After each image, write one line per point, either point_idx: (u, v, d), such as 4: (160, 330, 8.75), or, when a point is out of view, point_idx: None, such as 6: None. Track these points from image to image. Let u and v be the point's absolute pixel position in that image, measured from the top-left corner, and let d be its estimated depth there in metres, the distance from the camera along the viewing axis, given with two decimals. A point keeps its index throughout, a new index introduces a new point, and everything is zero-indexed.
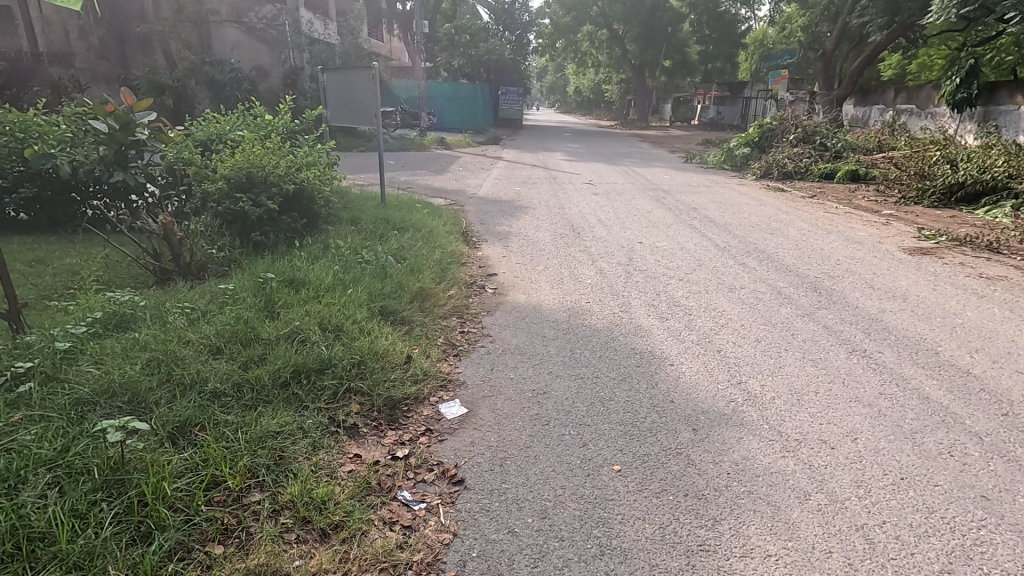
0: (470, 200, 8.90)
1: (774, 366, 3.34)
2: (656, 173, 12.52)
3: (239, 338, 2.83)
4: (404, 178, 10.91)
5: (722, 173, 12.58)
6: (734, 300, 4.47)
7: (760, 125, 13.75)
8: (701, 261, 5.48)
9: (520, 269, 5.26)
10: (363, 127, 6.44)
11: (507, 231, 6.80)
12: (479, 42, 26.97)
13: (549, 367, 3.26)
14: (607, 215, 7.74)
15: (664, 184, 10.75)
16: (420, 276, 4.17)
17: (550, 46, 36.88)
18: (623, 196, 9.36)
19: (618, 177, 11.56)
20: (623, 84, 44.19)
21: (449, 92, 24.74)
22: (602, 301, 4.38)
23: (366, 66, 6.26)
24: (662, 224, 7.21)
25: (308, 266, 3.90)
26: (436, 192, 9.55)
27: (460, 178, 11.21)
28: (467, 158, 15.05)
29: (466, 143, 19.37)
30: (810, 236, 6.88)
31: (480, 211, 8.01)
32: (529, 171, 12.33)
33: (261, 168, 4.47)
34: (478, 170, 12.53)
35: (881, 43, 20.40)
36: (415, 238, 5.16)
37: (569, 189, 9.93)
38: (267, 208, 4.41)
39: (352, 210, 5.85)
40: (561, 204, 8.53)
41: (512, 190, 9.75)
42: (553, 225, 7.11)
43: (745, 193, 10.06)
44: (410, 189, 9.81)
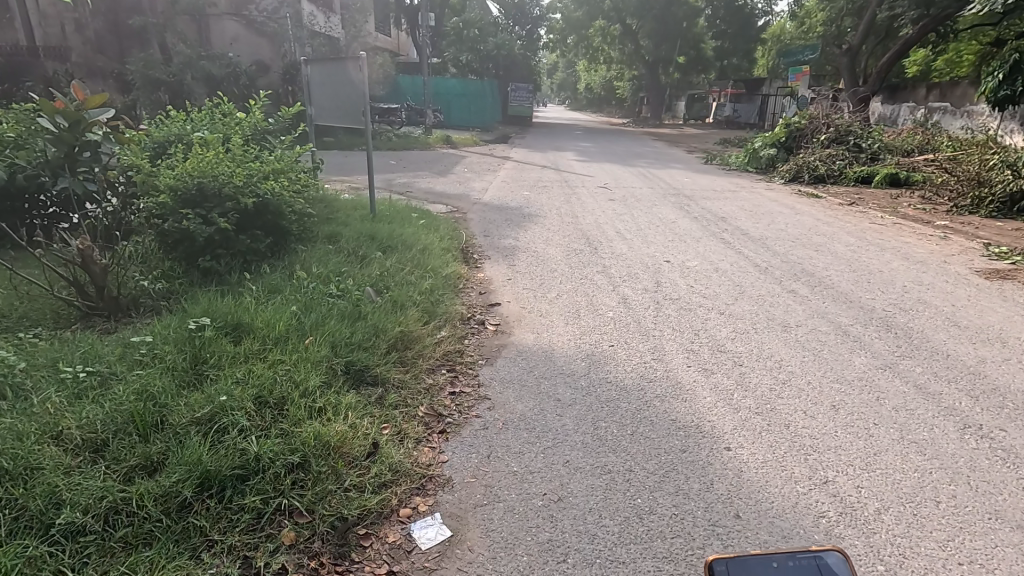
0: (474, 207, 8.06)
1: (867, 453, 2.50)
2: (675, 175, 11.67)
3: (134, 427, 2.05)
4: (404, 181, 10.12)
5: (747, 176, 11.69)
6: (792, 342, 3.63)
7: (788, 124, 12.80)
8: (742, 287, 4.65)
9: (527, 295, 4.45)
10: (350, 126, 5.64)
11: (515, 245, 5.98)
12: (488, 36, 26.14)
13: (565, 456, 2.43)
14: (626, 225, 6.91)
15: (687, 188, 9.89)
16: (403, 315, 3.36)
17: (561, 41, 35.92)
18: (642, 202, 8.51)
19: (636, 180, 10.71)
20: (636, 81, 43.11)
21: (456, 88, 23.91)
22: (629, 345, 3.54)
23: (352, 56, 5.42)
24: (689, 237, 6.37)
25: (261, 304, 3.11)
26: (437, 197, 8.72)
27: (465, 181, 10.41)
28: (474, 158, 14.26)
29: (473, 141, 18.56)
30: (861, 252, 6.00)
31: (485, 220, 7.17)
32: (539, 173, 11.50)
33: (214, 178, 3.68)
34: (484, 172, 11.72)
35: (912, 38, 19.32)
36: (404, 260, 4.35)
37: (583, 193, 9.10)
38: (219, 227, 3.61)
39: (335, 224, 5.05)
40: (575, 212, 7.70)
41: (520, 195, 8.93)
42: (567, 238, 6.28)
43: (777, 199, 9.16)
44: (410, 193, 9.00)
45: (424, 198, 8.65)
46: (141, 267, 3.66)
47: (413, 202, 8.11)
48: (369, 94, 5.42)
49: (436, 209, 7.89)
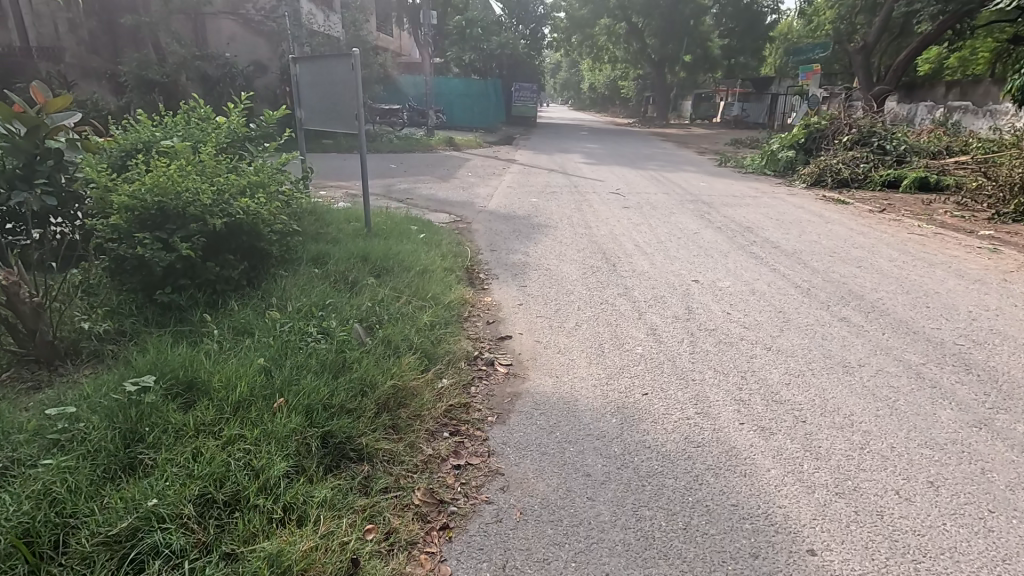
0: (478, 217, 7.50)
1: (991, 560, 1.93)
2: (689, 179, 11.09)
3: (22, 557, 1.52)
4: (404, 187, 9.58)
5: (765, 180, 11.11)
6: (859, 388, 3.05)
7: (807, 125, 12.20)
8: (785, 314, 4.09)
9: (541, 325, 3.88)
10: (342, 131, 5.09)
11: (524, 261, 5.41)
12: (491, 35, 25.60)
13: (603, 567, 1.87)
14: (645, 236, 6.36)
15: (704, 194, 9.33)
16: (398, 361, 2.80)
17: (565, 40, 35.39)
18: (658, 210, 7.94)
19: (649, 184, 10.15)
20: (641, 80, 42.48)
21: (459, 88, 23.36)
22: (666, 395, 2.98)
23: (345, 53, 4.86)
24: (715, 251, 5.81)
25: (225, 353, 2.56)
26: (439, 206, 8.16)
27: (469, 186, 9.87)
28: (478, 161, 13.73)
29: (476, 143, 18.01)
30: (908, 267, 5.42)
31: (491, 232, 6.60)
32: (547, 177, 10.95)
33: (177, 197, 3.13)
34: (489, 176, 11.18)
35: (930, 34, 18.65)
36: (401, 287, 3.80)
37: (595, 200, 8.54)
38: (182, 254, 3.05)
39: (324, 242, 4.50)
40: (588, 221, 7.14)
41: (528, 203, 8.38)
42: (582, 252, 5.72)
43: (802, 205, 8.59)
44: (410, 201, 8.46)
45: (425, 206, 8.09)
46: (88, 303, 3.13)
47: (413, 211, 7.55)
48: (362, 96, 4.86)
49: (438, 218, 7.34)
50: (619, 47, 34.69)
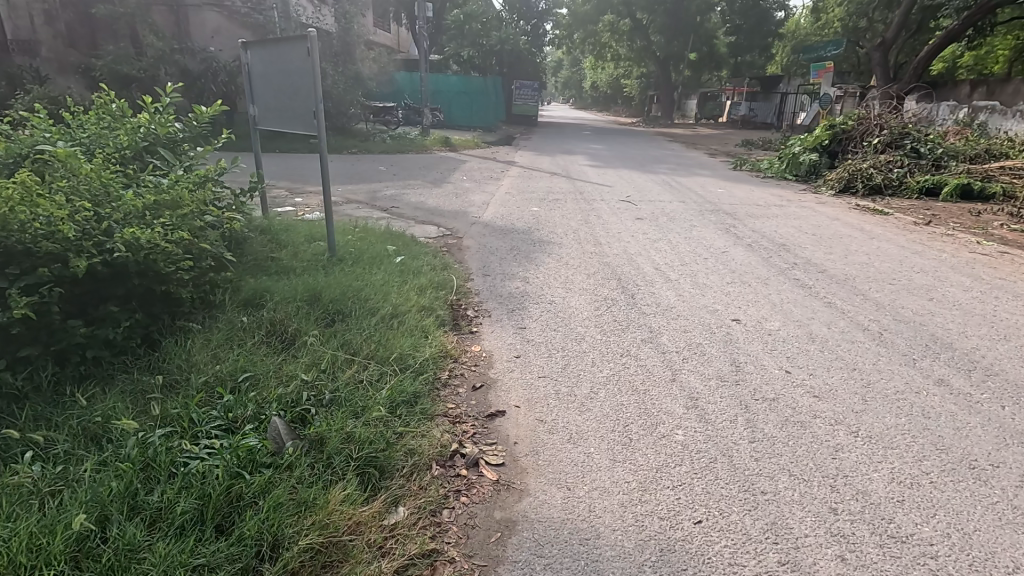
0: (470, 231, 6.51)
1: None
2: (705, 184, 10.15)
3: None
4: (392, 193, 8.65)
5: (788, 186, 10.15)
6: (1012, 516, 2.08)
7: (832, 126, 11.21)
8: (864, 373, 3.15)
9: (545, 391, 2.92)
10: (299, 133, 4.13)
11: (523, 291, 4.44)
12: (491, 31, 24.65)
13: None
14: (667, 256, 5.42)
15: (724, 202, 8.39)
16: (326, 493, 1.84)
17: (568, 37, 34.42)
18: (677, 221, 6.99)
19: (662, 191, 9.21)
20: (645, 78, 41.41)
21: (457, 85, 22.39)
22: (730, 526, 2.03)
23: (300, 35, 3.88)
24: (753, 277, 4.85)
25: (43, 495, 1.65)
26: (427, 216, 7.19)
27: (464, 192, 8.92)
28: (475, 163, 12.78)
29: (474, 143, 17.04)
30: (990, 298, 4.46)
31: (485, 251, 5.62)
32: (551, 182, 10.00)
33: (18, 231, 2.17)
34: (486, 180, 10.23)
35: (955, 29, 17.63)
36: (357, 345, 2.84)
37: (604, 210, 7.59)
38: (15, 317, 2.06)
39: (269, 274, 3.54)
40: (599, 235, 6.20)
41: (527, 213, 7.41)
42: (594, 278, 4.76)
43: (837, 216, 7.63)
44: (394, 211, 7.49)
45: (411, 217, 7.12)
46: None
47: (394, 225, 6.57)
48: (321, 89, 3.90)
49: (422, 232, 6.34)
50: (624, 44, 33.74)
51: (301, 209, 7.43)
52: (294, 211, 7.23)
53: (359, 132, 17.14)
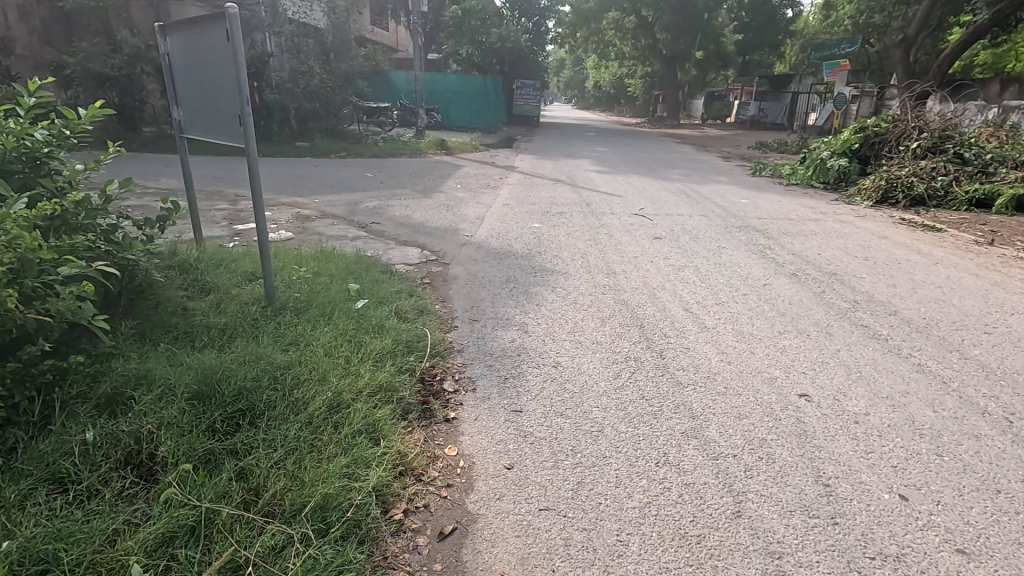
0: (457, 255, 5.51)
1: None
2: (724, 194, 9.16)
3: None
4: (374, 205, 7.68)
5: (817, 195, 9.15)
6: None
7: (863, 128, 10.20)
8: (1017, 501, 2.15)
9: (552, 544, 1.92)
10: (225, 145, 3.15)
11: (520, 346, 3.44)
12: (491, 27, 23.62)
13: None
14: (696, 291, 4.44)
15: (751, 215, 7.39)
16: None
17: (571, 36, 33.40)
18: (701, 240, 6.00)
19: (679, 202, 8.23)
20: (650, 77, 40.33)
21: (456, 84, 21.37)
22: None
23: (219, 11, 2.88)
24: (808, 322, 3.86)
25: None
26: (410, 235, 6.20)
27: (456, 204, 7.94)
28: (471, 168, 11.79)
29: (472, 145, 16.04)
30: None
31: (474, 285, 4.62)
32: (554, 191, 9.02)
33: None
34: (481, 189, 9.25)
35: (983, 24, 16.55)
36: (261, 479, 1.86)
37: (615, 226, 6.61)
38: None
39: (167, 346, 2.58)
40: (612, 261, 5.22)
41: (526, 230, 6.43)
42: (609, 326, 3.77)
43: (885, 233, 6.63)
44: (373, 228, 6.50)
45: (391, 237, 6.13)
46: None
47: (368, 248, 5.57)
48: (249, 88, 2.91)
49: (399, 257, 5.35)
50: (628, 42, 32.72)
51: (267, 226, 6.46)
52: (258, 229, 6.27)
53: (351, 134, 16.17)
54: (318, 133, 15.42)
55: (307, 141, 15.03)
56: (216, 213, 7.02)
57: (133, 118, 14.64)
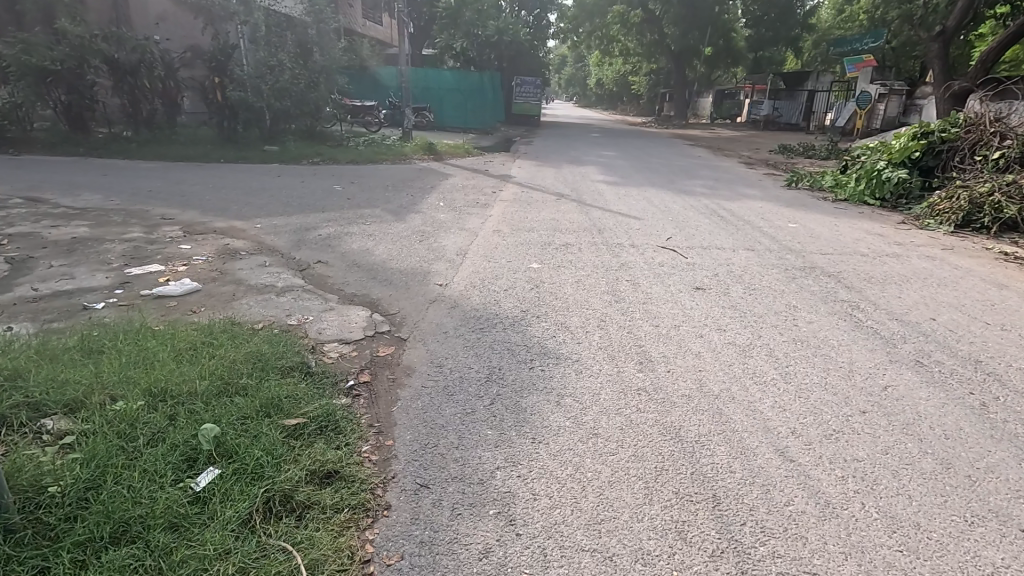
0: (421, 320, 3.88)
1: None
2: (763, 214, 7.53)
3: None
4: (329, 233, 6.06)
5: (877, 216, 7.52)
6: None
7: (925, 134, 8.54)
8: None
9: None
10: None
11: (498, 574, 1.82)
12: (488, 19, 21.85)
13: None
14: (786, 409, 2.79)
15: (811, 248, 5.75)
16: None
17: (573, 31, 31.61)
18: (761, 295, 4.37)
19: (714, 228, 6.59)
20: (656, 73, 38.58)
21: (450, 81, 19.77)
22: None
23: None
24: (1003, 491, 2.22)
25: None
26: (362, 283, 4.56)
27: (433, 231, 6.30)
28: (459, 177, 10.14)
29: (465, 149, 14.35)
30: None
31: (437, 388, 2.97)
32: (556, 211, 7.37)
33: None
34: (469, 207, 7.62)
35: None
36: None
37: (639, 269, 4.98)
38: None
39: None
40: (643, 339, 3.58)
41: (519, 276, 4.78)
42: (659, 505, 2.13)
43: (1001, 278, 4.97)
44: (317, 270, 4.86)
45: (335, 286, 4.49)
46: None
47: (294, 312, 3.94)
48: None
49: (335, 329, 3.70)
50: (634, 38, 31.01)
51: (175, 268, 4.84)
52: (158, 275, 4.62)
53: (330, 136, 14.52)
54: (292, 135, 13.77)
55: (279, 144, 13.38)
56: (118, 248, 5.39)
57: (83, 119, 12.98)
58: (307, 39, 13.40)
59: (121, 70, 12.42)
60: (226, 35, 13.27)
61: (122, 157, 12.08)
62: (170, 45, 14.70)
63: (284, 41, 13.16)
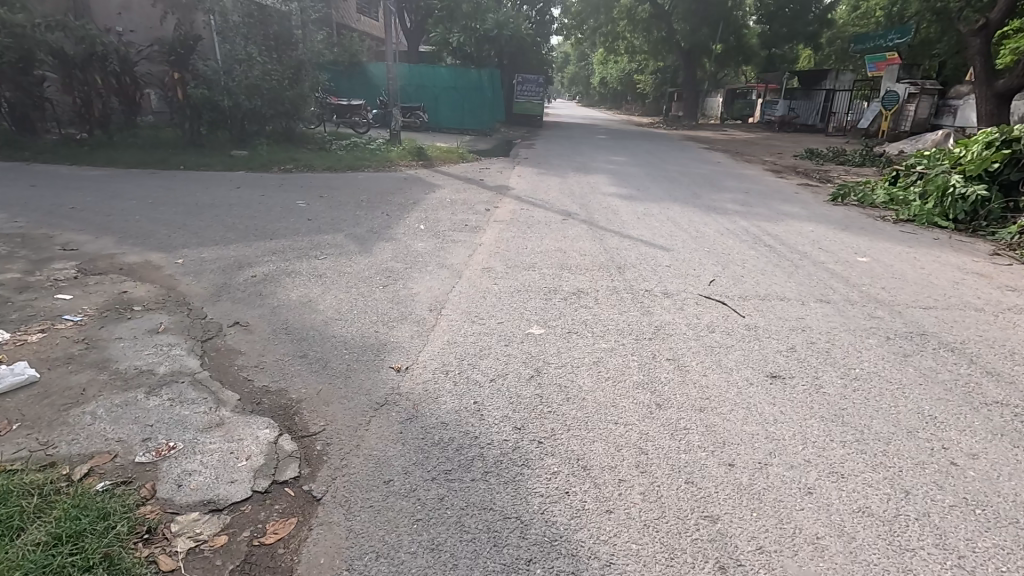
0: (352, 450, 2.44)
1: None
2: (817, 241, 6.09)
3: None
4: (265, 276, 4.63)
5: (961, 246, 6.07)
6: None
7: (1008, 142, 7.06)
8: None
9: None
10: None
11: None
12: (487, 12, 20.41)
13: None
14: None
15: (904, 299, 4.32)
16: None
17: (578, 27, 30.10)
18: (872, 395, 2.92)
19: (764, 263, 5.17)
20: (663, 71, 37.07)
21: (445, 80, 18.39)
22: None
23: None
24: None
25: None
26: (282, 369, 3.12)
27: (403, 269, 4.85)
28: (448, 189, 8.72)
29: (459, 153, 12.91)
30: None
31: None
32: (564, 239, 5.90)
33: None
34: (455, 231, 6.19)
35: None
36: None
37: (681, 338, 3.57)
38: None
39: None
40: (715, 507, 2.12)
41: (513, 353, 3.34)
42: None
43: None
44: (226, 342, 3.43)
45: (238, 375, 3.05)
46: None
47: (155, 432, 2.51)
48: None
49: (208, 474, 2.27)
50: (641, 35, 29.50)
51: (24, 337, 3.40)
52: None
53: (310, 139, 13.07)
54: (265, 138, 12.30)
55: (250, 148, 11.94)
56: None
57: (30, 119, 11.53)
58: (281, 30, 11.95)
59: (69, 64, 10.94)
60: (190, 25, 11.80)
61: (68, 162, 10.62)
62: (132, 38, 13.24)
63: (255, 32, 11.70)
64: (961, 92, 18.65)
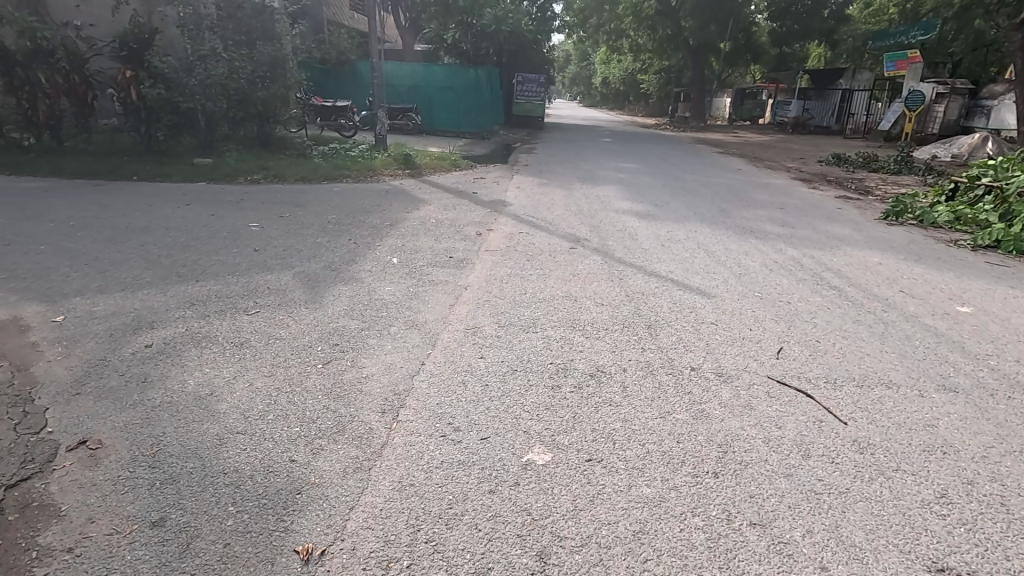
0: None
1: None
2: (892, 278, 4.84)
3: None
4: (164, 346, 3.34)
5: None
6: None
7: None
8: None
9: None
10: None
11: None
12: (485, 7, 19.21)
13: None
14: None
15: None
16: None
17: (581, 24, 28.86)
18: None
19: (840, 318, 3.92)
20: (668, 71, 35.86)
21: (440, 78, 17.14)
22: None
23: None
24: None
25: None
26: (110, 561, 1.84)
27: (358, 331, 3.59)
28: (433, 205, 7.46)
29: (453, 159, 11.66)
30: None
31: None
32: (573, 279, 4.62)
33: None
34: (436, 266, 4.94)
35: None
36: None
37: (763, 470, 2.33)
38: None
39: None
40: None
41: (502, 517, 2.05)
42: None
43: None
44: (44, 492, 2.14)
45: None
46: None
47: None
48: None
49: None
50: (646, 32, 28.26)
51: None
52: None
53: (288, 144, 11.83)
54: (234, 144, 11.01)
55: (218, 154, 10.67)
56: None
57: None
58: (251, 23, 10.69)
59: (9, 60, 9.64)
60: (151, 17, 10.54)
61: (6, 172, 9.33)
62: (92, 33, 11.97)
63: (221, 25, 10.43)
64: (994, 91, 17.37)
